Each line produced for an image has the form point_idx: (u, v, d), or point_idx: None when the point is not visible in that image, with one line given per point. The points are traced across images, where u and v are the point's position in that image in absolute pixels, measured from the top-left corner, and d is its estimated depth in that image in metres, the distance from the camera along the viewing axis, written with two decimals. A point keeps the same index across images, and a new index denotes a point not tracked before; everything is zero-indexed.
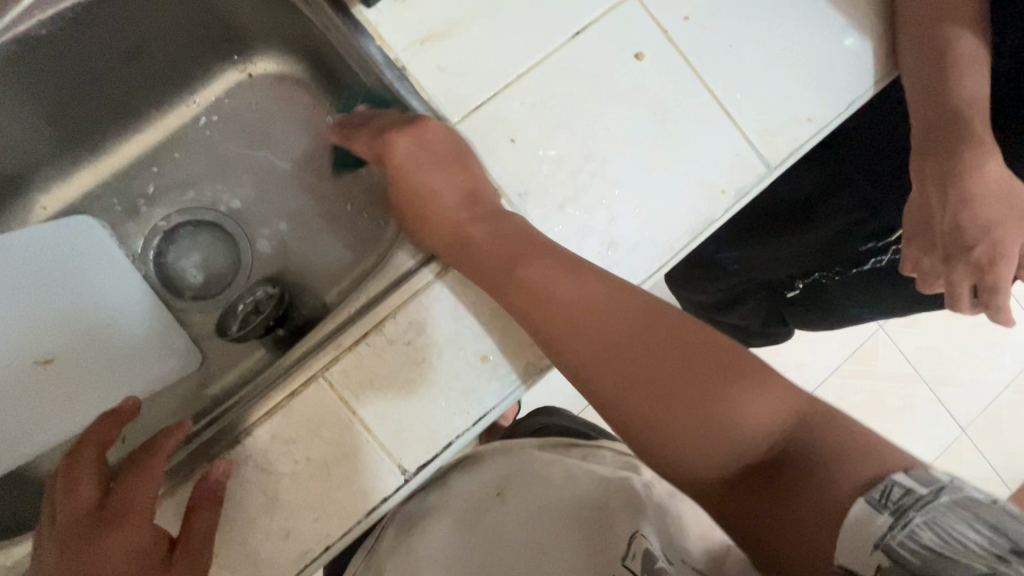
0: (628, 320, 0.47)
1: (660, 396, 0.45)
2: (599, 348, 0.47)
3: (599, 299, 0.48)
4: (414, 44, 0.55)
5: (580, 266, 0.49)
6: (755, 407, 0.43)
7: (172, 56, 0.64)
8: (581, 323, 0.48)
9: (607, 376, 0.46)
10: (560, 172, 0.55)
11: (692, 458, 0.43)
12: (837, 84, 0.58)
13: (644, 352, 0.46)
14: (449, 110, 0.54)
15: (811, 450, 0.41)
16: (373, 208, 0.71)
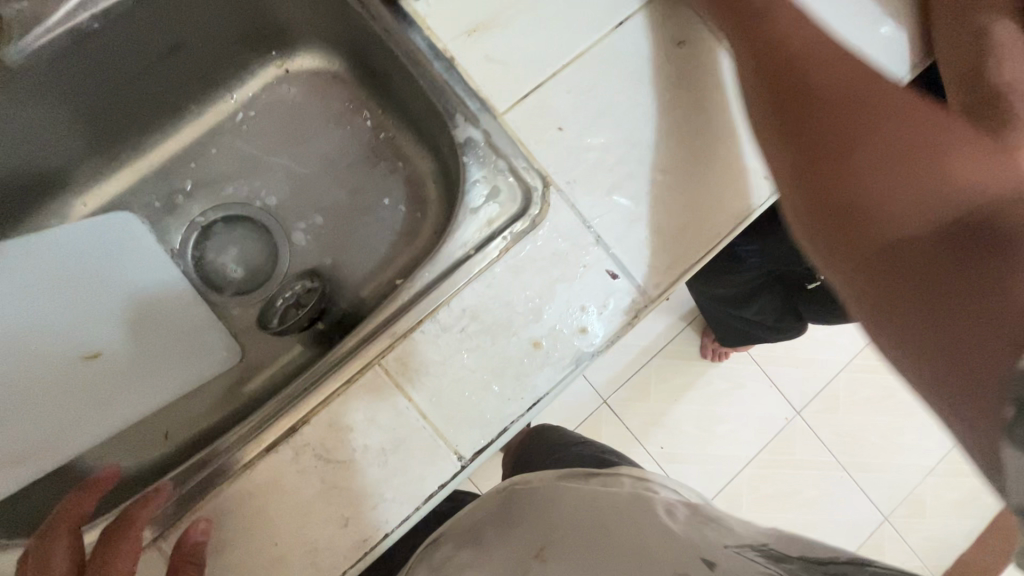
0: (860, 134, 0.47)
1: (870, 157, 0.46)
2: (843, 146, 0.47)
3: (832, 96, 0.49)
4: (462, 34, 0.55)
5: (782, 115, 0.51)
6: (904, 208, 0.43)
7: (211, 52, 0.63)
8: (827, 105, 0.49)
9: (782, 165, 0.51)
10: (607, 159, 0.56)
11: (877, 204, 0.44)
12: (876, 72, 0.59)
13: (864, 112, 0.47)
14: (497, 100, 0.55)
15: (1009, 220, 0.39)
16: (409, 201, 0.71)
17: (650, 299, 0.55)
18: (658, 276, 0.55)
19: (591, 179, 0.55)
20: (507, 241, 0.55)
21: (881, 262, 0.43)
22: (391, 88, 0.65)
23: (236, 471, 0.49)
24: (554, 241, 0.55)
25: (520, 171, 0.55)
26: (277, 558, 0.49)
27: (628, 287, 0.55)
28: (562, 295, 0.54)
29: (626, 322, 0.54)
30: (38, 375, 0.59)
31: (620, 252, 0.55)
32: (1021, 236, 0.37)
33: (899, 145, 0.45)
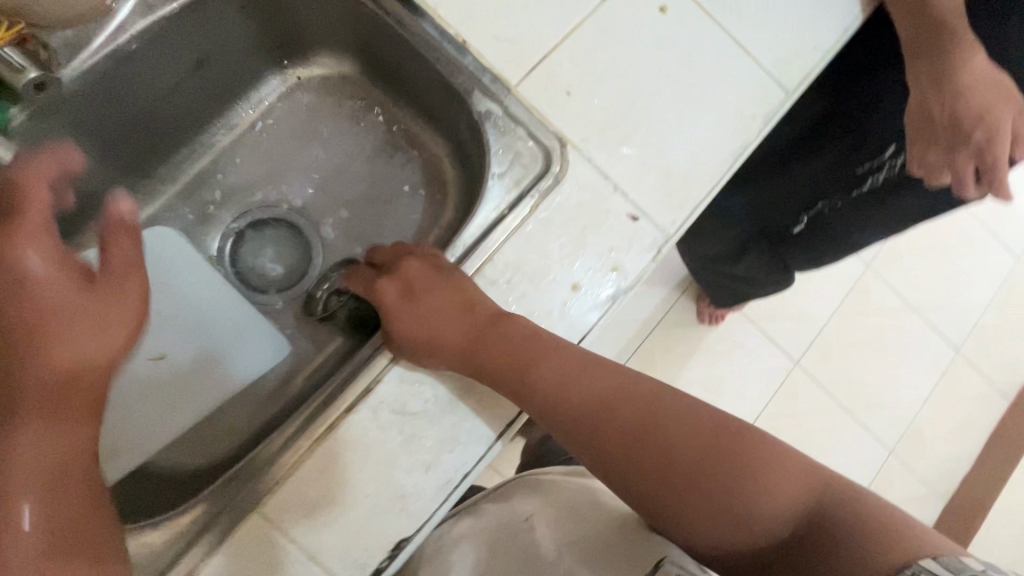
0: (648, 410, 0.54)
1: (665, 449, 0.52)
2: (654, 407, 0.54)
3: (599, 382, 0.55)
4: (471, 18, 0.61)
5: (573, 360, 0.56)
6: (780, 484, 0.50)
7: (233, 66, 0.68)
8: (587, 386, 0.55)
9: (575, 376, 0.55)
10: (613, 117, 0.62)
11: (676, 506, 0.51)
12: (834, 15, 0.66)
13: (646, 404, 0.54)
14: (509, 74, 0.61)
15: (836, 541, 0.47)
16: (429, 185, 0.76)
17: (668, 235, 0.62)
18: (672, 215, 0.62)
19: (602, 136, 0.62)
20: (536, 198, 0.60)
21: (660, 455, 0.52)
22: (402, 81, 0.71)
23: (321, 434, 0.53)
24: (577, 193, 0.61)
25: (537, 135, 0.61)
26: (370, 507, 0.53)
27: (648, 227, 0.61)
28: (592, 241, 0.60)
29: (651, 258, 0.61)
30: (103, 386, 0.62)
31: (637, 197, 0.61)
32: (850, 559, 0.46)
33: (669, 435, 0.53)
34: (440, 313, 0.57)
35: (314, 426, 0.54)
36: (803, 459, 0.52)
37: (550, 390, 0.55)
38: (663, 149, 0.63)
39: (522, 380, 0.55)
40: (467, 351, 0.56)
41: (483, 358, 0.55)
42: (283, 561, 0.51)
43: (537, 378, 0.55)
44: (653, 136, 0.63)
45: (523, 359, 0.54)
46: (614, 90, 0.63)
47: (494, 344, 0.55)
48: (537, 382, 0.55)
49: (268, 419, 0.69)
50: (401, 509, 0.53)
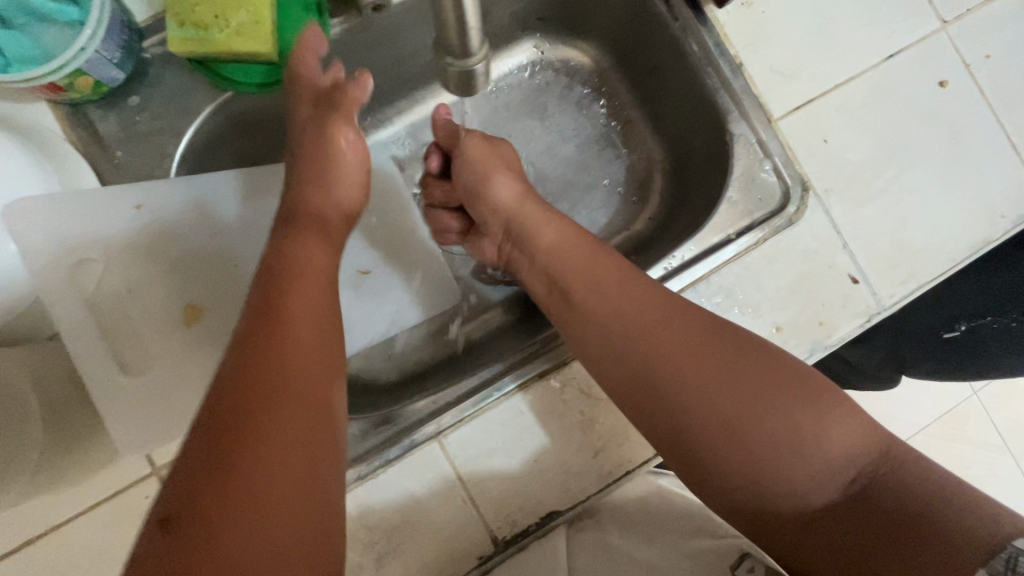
0: (693, 341, 0.50)
1: (732, 385, 0.48)
2: (708, 336, 0.50)
3: (647, 310, 0.52)
4: (751, 42, 0.61)
5: (624, 273, 0.55)
6: (832, 435, 0.47)
7: (499, 25, 0.72)
8: (633, 307, 0.52)
9: (619, 300, 0.53)
10: (859, 175, 0.62)
11: (720, 440, 0.47)
12: None
13: (703, 336, 0.50)
14: (774, 106, 0.61)
15: (887, 489, 0.46)
16: (630, 186, 0.78)
17: (883, 307, 0.60)
18: (894, 288, 0.61)
19: (847, 190, 0.61)
20: (765, 232, 0.60)
21: (697, 384, 0.49)
22: (648, 82, 0.73)
23: (512, 387, 0.57)
24: (806, 239, 0.60)
25: (781, 172, 0.61)
26: (534, 469, 0.55)
27: (865, 293, 0.60)
28: (807, 288, 0.60)
29: (858, 324, 0.60)
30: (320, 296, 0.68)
31: (865, 261, 0.61)
32: (912, 513, 0.44)
33: (720, 368, 0.49)
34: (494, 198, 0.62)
35: (507, 379, 0.57)
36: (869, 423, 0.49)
37: (610, 316, 0.53)
38: (903, 221, 0.61)
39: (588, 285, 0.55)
40: (512, 218, 0.61)
41: (551, 246, 0.58)
42: (445, 490, 0.54)
43: (586, 289, 0.55)
44: (895, 204, 0.61)
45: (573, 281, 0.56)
46: (868, 151, 0.62)
47: (568, 253, 0.57)
48: (577, 282, 0.56)
49: (423, 357, 0.73)
50: (560, 483, 0.55)
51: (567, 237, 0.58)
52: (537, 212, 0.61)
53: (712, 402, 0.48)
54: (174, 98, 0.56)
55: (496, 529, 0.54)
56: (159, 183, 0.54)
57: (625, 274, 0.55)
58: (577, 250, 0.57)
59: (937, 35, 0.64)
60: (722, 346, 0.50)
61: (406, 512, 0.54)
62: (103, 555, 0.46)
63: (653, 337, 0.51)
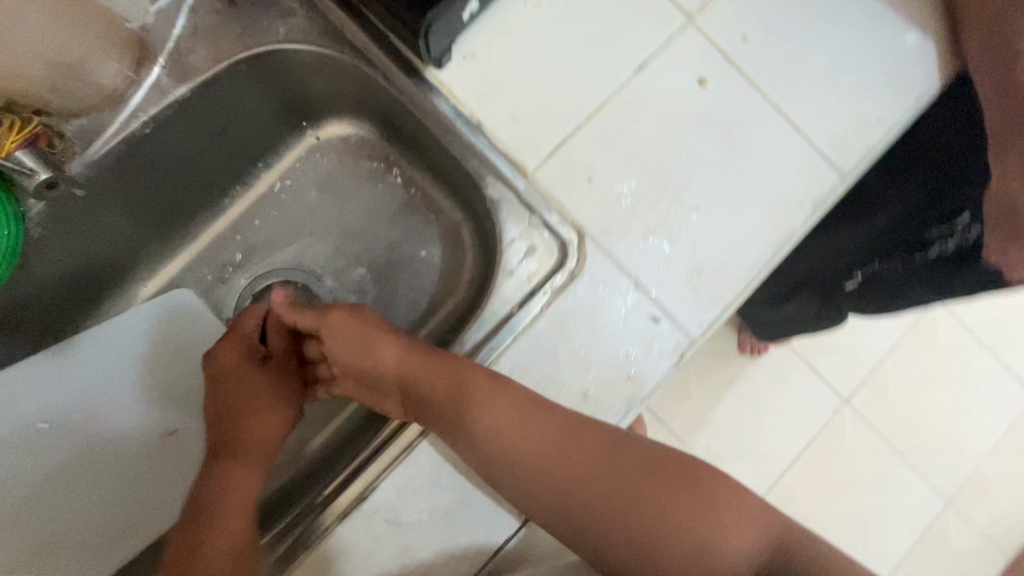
0: (588, 465, 0.55)
1: (631, 507, 0.55)
2: (601, 458, 0.55)
3: (545, 443, 0.54)
4: (484, 97, 0.57)
5: (513, 411, 0.53)
6: (728, 533, 0.54)
7: (249, 132, 0.67)
8: (536, 443, 0.54)
9: (520, 434, 0.54)
10: (637, 204, 0.57)
11: (654, 556, 0.54)
12: (888, 99, 0.59)
13: (604, 459, 0.55)
14: (526, 157, 0.56)
15: (803, 551, 0.54)
16: (446, 250, 0.74)
17: (694, 338, 0.56)
18: (701, 314, 0.57)
19: (627, 225, 0.57)
20: (549, 295, 0.56)
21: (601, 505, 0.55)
22: (420, 147, 0.68)
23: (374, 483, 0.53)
24: (594, 290, 0.56)
25: (553, 225, 0.57)
26: None
27: (671, 329, 0.56)
28: (607, 342, 0.56)
29: (671, 364, 0.56)
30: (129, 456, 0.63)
31: (662, 295, 0.56)
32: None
33: (606, 476, 0.55)
34: (371, 353, 0.59)
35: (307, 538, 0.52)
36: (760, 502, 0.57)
37: (509, 449, 0.54)
38: (694, 243, 0.57)
39: (484, 431, 0.54)
40: (403, 373, 0.57)
41: (431, 392, 0.55)
42: None
43: (483, 436, 0.54)
44: (682, 226, 0.57)
45: (463, 392, 0.54)
46: (638, 178, 0.57)
47: (478, 394, 0.54)
48: (493, 422, 0.54)
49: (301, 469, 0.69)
50: None
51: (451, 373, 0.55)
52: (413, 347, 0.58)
53: (615, 526, 0.54)
54: None
55: None
56: None
57: (515, 411, 0.53)
58: (483, 387, 0.53)
59: (684, 30, 0.59)
60: (615, 462, 0.55)
61: None
62: None
63: (556, 465, 0.55)
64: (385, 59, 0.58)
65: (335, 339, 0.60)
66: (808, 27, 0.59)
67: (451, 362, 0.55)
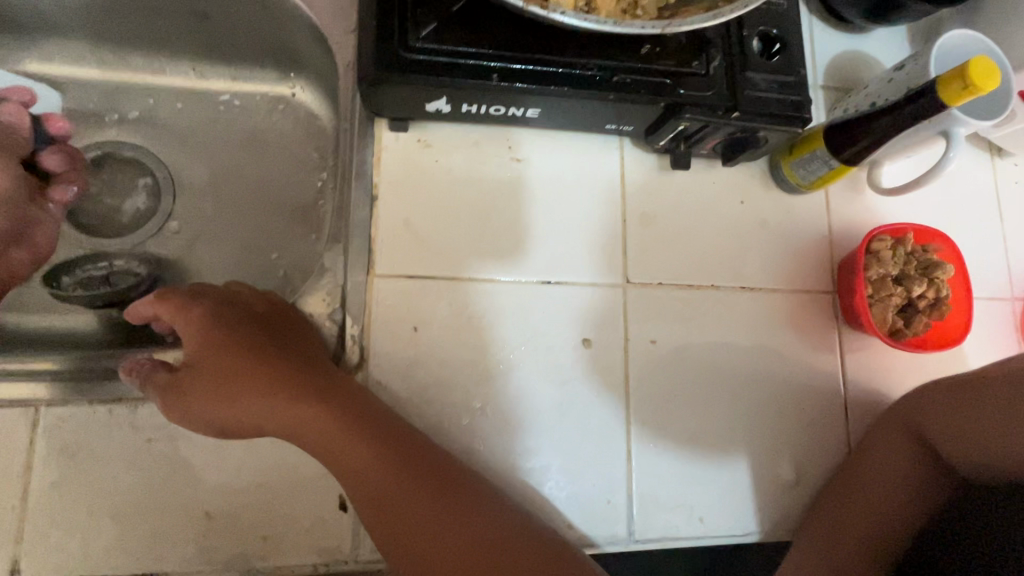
0: (400, 481, 0.42)
1: (445, 515, 0.42)
2: (425, 481, 0.43)
3: (331, 449, 0.43)
4: (401, 183, 0.52)
5: (310, 407, 0.43)
6: None
7: (232, 37, 0.64)
8: (326, 442, 0.43)
9: (308, 426, 0.43)
10: (432, 386, 0.50)
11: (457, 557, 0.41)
12: (721, 506, 0.53)
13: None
14: (382, 260, 0.51)
15: None
16: (290, 272, 0.66)
17: (354, 561, 0.45)
18: None
19: (404, 395, 0.50)
20: None
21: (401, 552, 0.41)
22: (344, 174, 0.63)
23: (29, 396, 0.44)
24: None
25: (346, 335, 0.50)
26: None
27: (344, 531, 0.45)
28: (276, 484, 0.45)
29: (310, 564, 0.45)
30: None
31: None
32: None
33: (449, 517, 0.42)
34: (239, 400, 0.43)
35: None
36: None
37: (400, 525, 0.41)
38: None
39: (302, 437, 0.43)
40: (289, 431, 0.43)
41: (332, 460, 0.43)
42: None
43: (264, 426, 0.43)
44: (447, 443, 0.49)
45: (288, 386, 0.44)
46: (454, 364, 0.51)
47: (331, 439, 0.43)
48: (308, 447, 0.43)
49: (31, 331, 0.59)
50: None
51: (244, 349, 0.45)
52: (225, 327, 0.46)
53: (405, 526, 0.41)
54: None
55: None
56: None
57: (310, 406, 0.43)
58: (324, 423, 0.43)
59: (611, 290, 0.55)
60: (432, 487, 0.43)
61: None
62: None
63: (350, 479, 0.42)
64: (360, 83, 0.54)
65: (208, 380, 0.43)
66: (712, 382, 0.55)
67: (313, 395, 0.44)
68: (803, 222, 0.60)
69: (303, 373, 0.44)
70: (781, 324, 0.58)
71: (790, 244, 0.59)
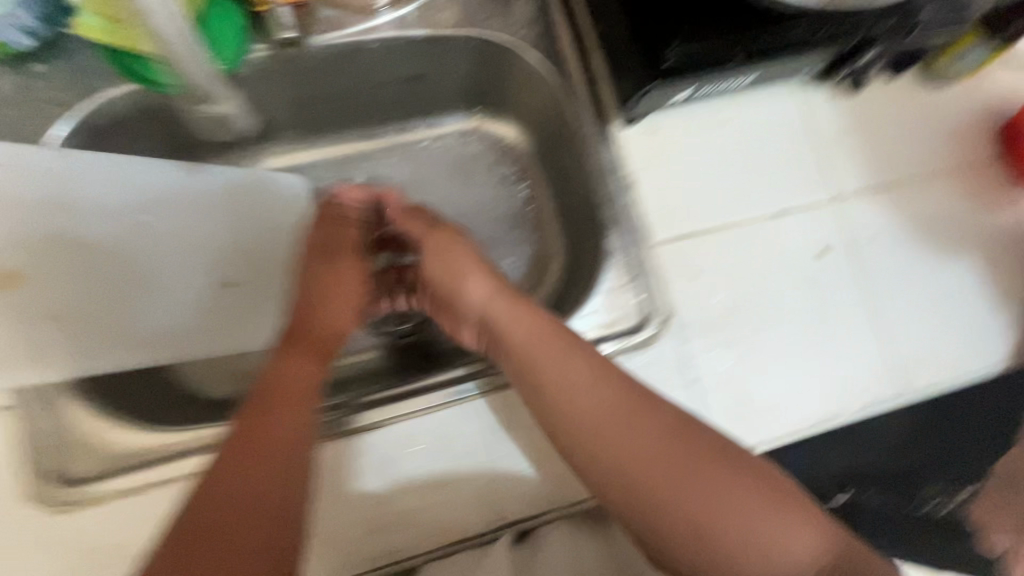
0: (640, 433, 0.51)
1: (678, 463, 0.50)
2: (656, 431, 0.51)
3: (588, 406, 0.52)
4: (644, 169, 0.64)
5: (580, 365, 0.54)
6: (798, 536, 0.48)
7: (433, 91, 0.75)
8: (590, 391, 0.53)
9: (574, 375, 0.53)
10: (719, 318, 0.62)
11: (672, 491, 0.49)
12: (967, 353, 0.64)
13: (761, 501, 0.48)
14: (651, 233, 0.63)
15: None
16: (528, 270, 0.78)
17: None
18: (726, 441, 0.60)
19: (702, 330, 0.62)
20: (611, 351, 0.61)
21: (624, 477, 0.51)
22: (560, 177, 0.74)
23: (390, 418, 0.59)
24: (648, 368, 0.61)
25: (644, 298, 0.62)
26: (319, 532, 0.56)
27: None
28: None
29: None
30: (181, 285, 0.64)
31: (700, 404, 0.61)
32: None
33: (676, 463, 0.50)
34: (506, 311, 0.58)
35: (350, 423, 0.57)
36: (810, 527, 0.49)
37: (636, 449, 0.50)
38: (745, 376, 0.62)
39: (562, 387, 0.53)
40: (485, 311, 0.59)
41: (538, 359, 0.54)
42: None
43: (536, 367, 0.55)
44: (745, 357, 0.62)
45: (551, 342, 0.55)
46: (731, 299, 0.63)
47: (596, 390, 0.53)
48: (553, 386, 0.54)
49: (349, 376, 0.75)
50: (343, 549, 0.57)
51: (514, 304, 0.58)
52: (498, 286, 0.60)
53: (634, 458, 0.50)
54: (77, 81, 0.58)
55: None
56: (23, 151, 0.55)
57: (579, 364, 0.54)
58: (554, 344, 0.54)
59: (828, 207, 0.65)
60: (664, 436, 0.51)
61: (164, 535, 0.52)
62: None
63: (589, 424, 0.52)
64: (585, 97, 0.64)
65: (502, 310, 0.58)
66: (926, 256, 0.66)
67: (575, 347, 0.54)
68: (960, 105, 0.69)
69: (561, 333, 0.55)
70: (967, 197, 0.68)
71: (955, 127, 0.69)
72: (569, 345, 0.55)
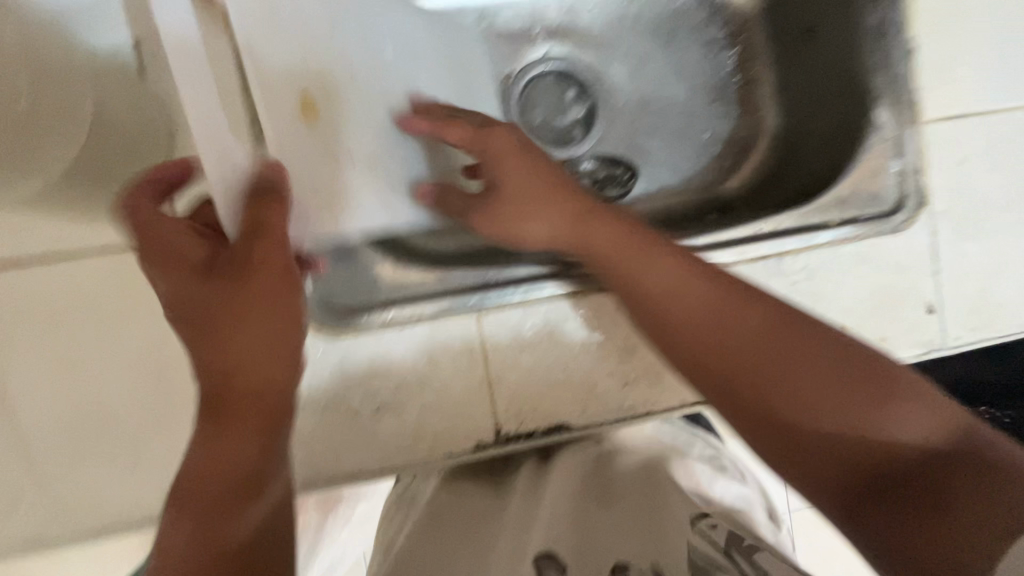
0: (751, 340, 0.45)
1: (775, 353, 0.44)
2: (729, 319, 0.46)
3: (693, 314, 0.47)
4: (933, 28, 0.56)
5: (626, 233, 0.50)
6: (909, 422, 0.39)
7: None
8: (678, 301, 0.47)
9: (654, 274, 0.48)
10: (983, 205, 0.58)
11: (759, 407, 0.44)
12: None
13: (815, 370, 0.43)
14: (928, 106, 0.57)
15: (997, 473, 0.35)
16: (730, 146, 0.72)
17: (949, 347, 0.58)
18: (966, 332, 0.58)
19: (963, 217, 0.58)
20: (868, 230, 0.57)
21: (767, 423, 0.43)
22: (794, 46, 0.66)
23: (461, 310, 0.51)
24: (902, 252, 0.57)
25: (906, 177, 0.57)
26: (551, 385, 0.53)
27: (939, 326, 0.58)
28: (884, 300, 0.57)
29: (918, 354, 0.58)
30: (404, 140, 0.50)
31: (947, 293, 0.58)
32: (987, 486, 0.34)
33: (783, 349, 0.44)
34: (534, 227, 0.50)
35: (455, 307, 0.51)
36: (916, 391, 0.41)
37: (713, 339, 0.46)
38: (1000, 270, 0.58)
39: (648, 308, 0.49)
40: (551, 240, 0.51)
41: (596, 240, 0.50)
42: (468, 367, 0.52)
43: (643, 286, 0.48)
44: (1002, 250, 0.58)
45: (585, 218, 0.50)
46: (1000, 186, 0.57)
47: (636, 262, 0.49)
48: (651, 297, 0.48)
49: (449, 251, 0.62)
50: (580, 401, 0.53)
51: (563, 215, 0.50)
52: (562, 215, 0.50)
53: (724, 373, 0.46)
54: None
55: (502, 422, 0.52)
56: None
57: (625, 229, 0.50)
58: (633, 250, 0.49)
59: None
60: (703, 292, 0.47)
61: (419, 367, 0.51)
62: (106, 299, 0.47)
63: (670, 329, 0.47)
64: None
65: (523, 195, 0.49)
66: None
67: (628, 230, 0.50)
68: None
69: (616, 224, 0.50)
70: None
71: None
72: (634, 237, 0.50)
